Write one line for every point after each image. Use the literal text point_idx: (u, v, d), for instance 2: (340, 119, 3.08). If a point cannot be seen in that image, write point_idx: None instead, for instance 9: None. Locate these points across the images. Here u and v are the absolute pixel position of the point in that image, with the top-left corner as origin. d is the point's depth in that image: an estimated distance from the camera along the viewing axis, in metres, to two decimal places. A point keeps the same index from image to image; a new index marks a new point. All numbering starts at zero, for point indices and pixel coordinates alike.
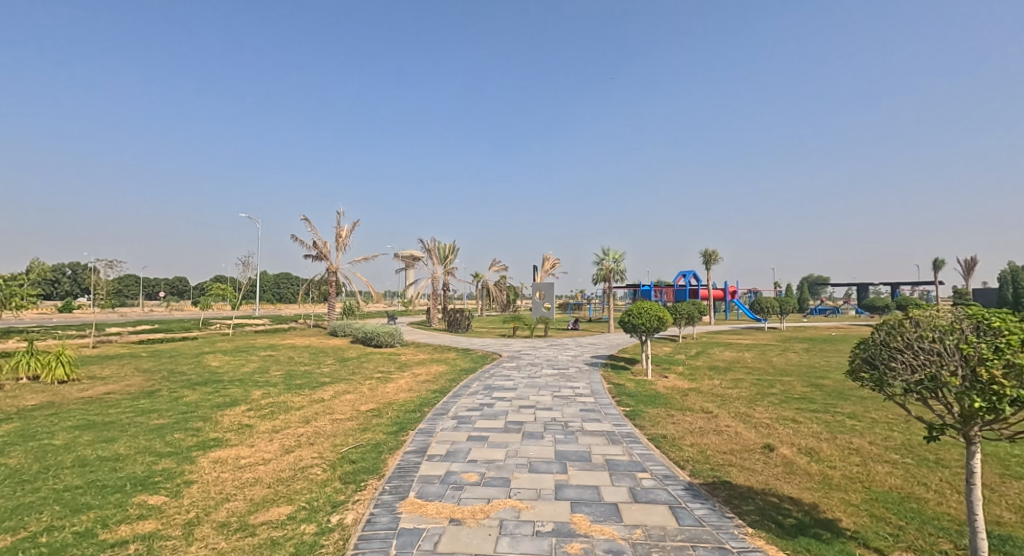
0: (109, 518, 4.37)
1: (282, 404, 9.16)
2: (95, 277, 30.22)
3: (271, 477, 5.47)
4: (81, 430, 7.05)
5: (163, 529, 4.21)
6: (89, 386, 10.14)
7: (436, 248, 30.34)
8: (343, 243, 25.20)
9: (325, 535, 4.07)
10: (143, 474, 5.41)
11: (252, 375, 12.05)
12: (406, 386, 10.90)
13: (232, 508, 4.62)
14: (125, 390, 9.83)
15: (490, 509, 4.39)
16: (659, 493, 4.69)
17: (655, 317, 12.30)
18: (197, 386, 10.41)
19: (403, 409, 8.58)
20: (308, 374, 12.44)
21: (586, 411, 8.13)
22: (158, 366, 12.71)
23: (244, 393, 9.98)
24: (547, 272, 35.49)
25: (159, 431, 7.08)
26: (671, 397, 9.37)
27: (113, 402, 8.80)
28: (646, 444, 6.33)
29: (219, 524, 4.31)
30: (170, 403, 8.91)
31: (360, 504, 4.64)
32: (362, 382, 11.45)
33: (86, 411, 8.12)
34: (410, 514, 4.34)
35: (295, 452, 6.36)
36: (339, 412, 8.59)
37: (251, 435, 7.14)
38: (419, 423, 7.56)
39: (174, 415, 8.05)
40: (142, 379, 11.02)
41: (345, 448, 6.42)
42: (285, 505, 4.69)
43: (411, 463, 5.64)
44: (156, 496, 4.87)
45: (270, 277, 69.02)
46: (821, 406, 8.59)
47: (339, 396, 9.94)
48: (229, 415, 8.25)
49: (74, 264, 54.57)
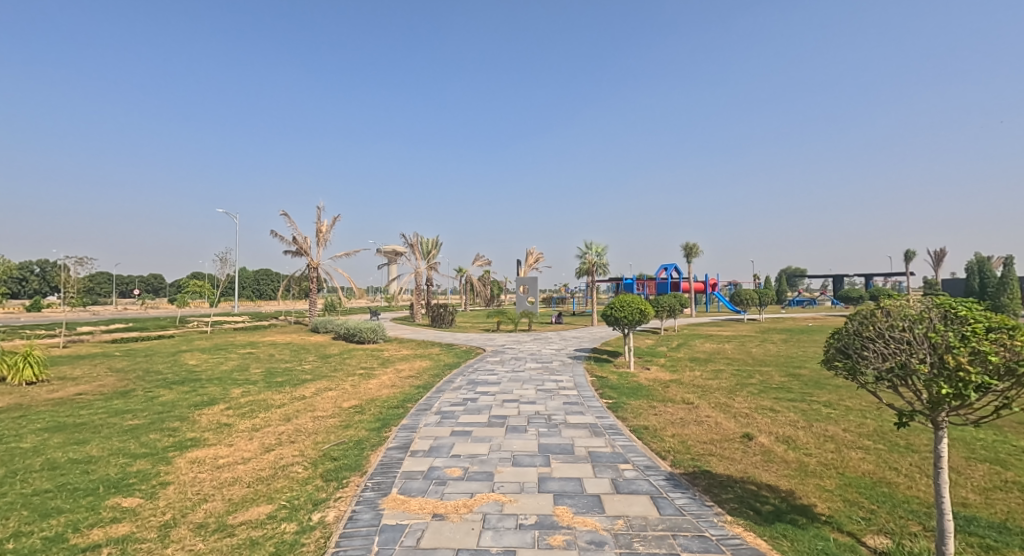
0: (81, 521, 4.25)
1: (261, 402, 9.00)
2: (65, 274, 29.25)
3: (251, 476, 5.38)
4: (51, 432, 6.84)
5: (138, 531, 4.12)
6: (60, 387, 9.86)
7: (418, 243, 30.14)
8: (324, 238, 24.89)
9: (306, 533, 4.03)
10: (118, 476, 5.28)
11: (231, 373, 11.85)
12: (389, 382, 10.86)
13: (210, 509, 4.53)
14: (98, 391, 9.56)
15: (474, 503, 4.40)
16: (642, 484, 4.75)
17: (638, 310, 12.36)
18: (173, 385, 10.19)
19: (386, 405, 8.54)
20: (290, 371, 12.31)
21: (569, 404, 8.18)
22: (133, 366, 12.39)
23: (222, 392, 9.78)
24: (531, 267, 35.62)
25: (133, 432, 6.91)
26: (653, 389, 9.49)
27: (84, 403, 8.53)
28: (628, 436, 6.38)
29: (196, 525, 4.23)
30: (144, 403, 8.68)
31: (341, 501, 4.60)
32: (344, 379, 11.35)
33: (55, 414, 7.86)
34: (392, 510, 4.31)
35: (275, 451, 6.26)
36: (319, 409, 8.48)
37: (229, 434, 7.02)
38: (403, 419, 7.52)
39: (149, 415, 7.87)
40: (116, 379, 10.76)
41: (328, 446, 6.35)
42: (266, 504, 4.63)
43: (394, 459, 5.62)
44: (131, 498, 4.76)
45: (249, 273, 67.91)
46: (798, 395, 8.80)
47: (321, 392, 9.84)
48: (207, 414, 8.08)
49: (43, 261, 52.64)
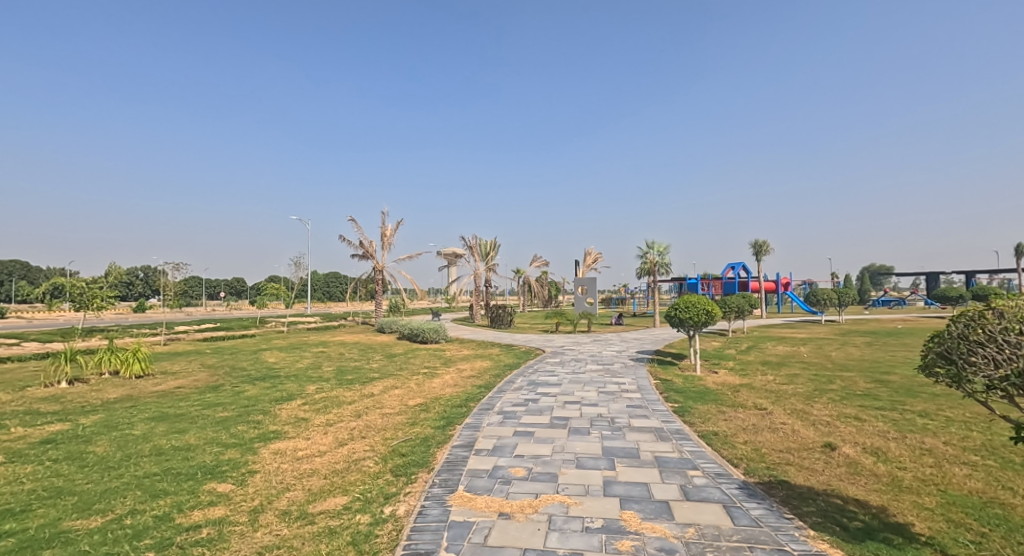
0: (183, 503, 4.68)
1: (334, 398, 9.51)
2: (165, 279, 32.38)
3: (328, 468, 5.70)
4: (156, 421, 7.56)
5: (232, 514, 4.48)
6: (162, 381, 10.92)
7: (477, 245, 30.67)
8: (388, 242, 25.92)
9: (379, 525, 4.21)
10: (212, 463, 5.76)
11: (306, 370, 12.62)
12: (451, 381, 11.12)
13: (293, 498, 4.85)
14: (193, 385, 10.49)
15: (539, 504, 4.41)
16: (713, 492, 4.56)
17: (703, 311, 11.89)
18: (256, 381, 10.98)
19: (450, 404, 8.75)
20: (359, 369, 12.92)
21: (632, 407, 8.01)
22: (222, 363, 13.48)
23: (299, 388, 10.42)
24: (589, 267, 35.26)
25: (224, 423, 7.52)
26: (721, 393, 9.10)
27: (182, 396, 9.38)
28: (697, 441, 6.16)
29: (281, 512, 4.53)
30: (232, 397, 9.43)
31: (411, 496, 4.77)
32: (409, 377, 11.75)
33: (158, 405, 8.69)
34: (459, 507, 4.42)
35: (348, 445, 6.60)
36: (387, 406, 8.82)
37: (307, 428, 7.47)
38: (466, 418, 7.67)
39: (237, 408, 8.54)
40: (208, 374, 11.75)
41: (396, 442, 6.61)
42: (341, 496, 4.88)
43: (459, 457, 5.75)
44: (224, 484, 5.17)
45: (320, 276, 71.92)
46: (887, 403, 8.11)
47: (388, 390, 10.24)
48: (287, 409, 8.65)
49: (145, 267, 58.52)
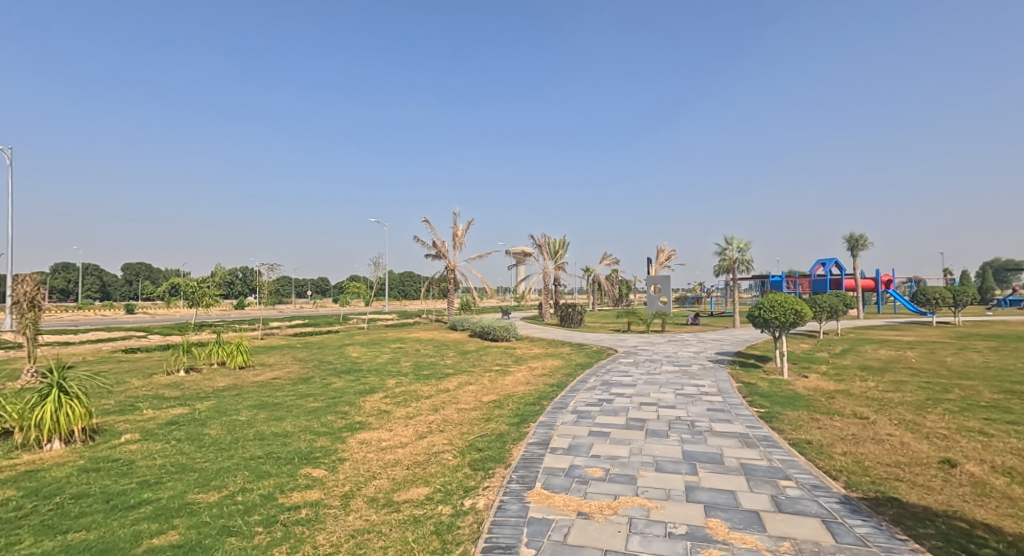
0: (285, 485, 5.09)
1: (413, 393, 9.91)
2: (261, 279, 35.43)
3: (409, 459, 5.95)
4: (258, 409, 8.28)
5: (326, 498, 4.80)
6: (261, 372, 11.96)
7: (546, 243, 30.69)
8: (460, 242, 26.62)
9: (460, 517, 4.33)
10: (307, 449, 6.22)
11: (386, 365, 13.27)
12: (523, 379, 11.19)
13: (379, 486, 5.11)
14: (287, 376, 11.38)
15: (618, 505, 4.34)
16: (809, 504, 4.26)
17: (791, 311, 11.09)
18: (341, 374, 11.71)
19: (523, 402, 8.82)
20: (434, 365, 13.37)
21: (714, 411, 7.64)
22: (311, 356, 14.52)
23: (380, 381, 10.97)
24: (663, 264, 34.12)
25: (316, 413, 8.09)
26: (814, 399, 8.45)
27: (278, 386, 10.21)
28: (787, 449, 5.77)
29: (370, 498, 4.79)
30: (321, 388, 10.12)
31: (489, 490, 4.86)
32: (482, 374, 11.98)
33: (258, 394, 9.51)
34: (537, 504, 4.45)
35: (428, 438, 6.85)
36: (462, 402, 9.05)
37: (389, 420, 7.84)
38: (540, 416, 7.70)
39: (326, 399, 9.15)
40: (299, 367, 12.70)
41: (473, 437, 6.76)
42: (423, 486, 5.08)
43: (535, 455, 5.79)
44: (318, 469, 5.56)
45: (396, 276, 75.26)
46: (1019, 417, 7.13)
47: (463, 386, 10.51)
48: (370, 401, 9.14)
49: (244, 268, 64.25)
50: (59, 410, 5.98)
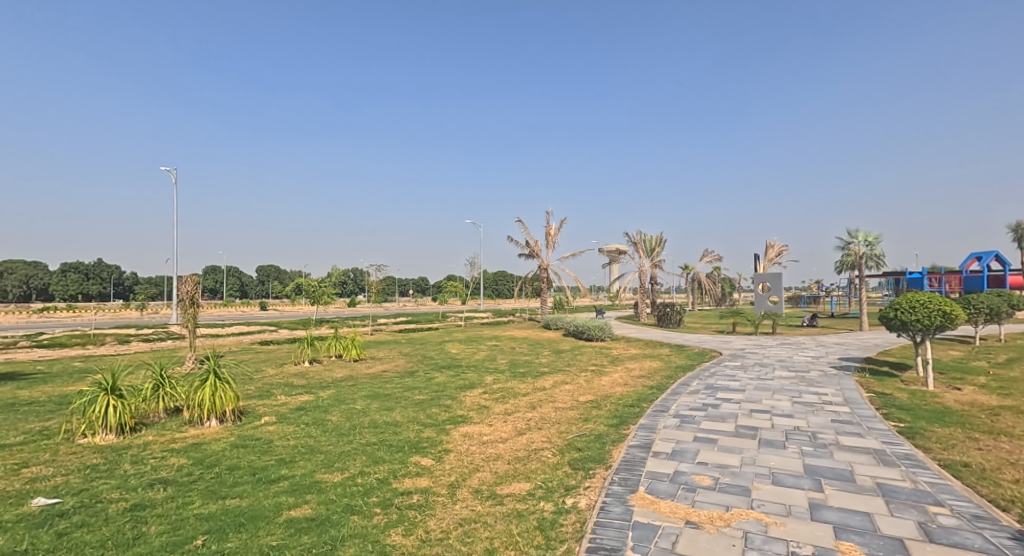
0: (397, 471, 5.44)
1: (510, 389, 10.10)
2: (369, 279, 38.34)
3: (510, 454, 6.07)
4: (371, 399, 8.94)
5: (434, 486, 5.05)
6: (372, 365, 12.91)
7: (642, 241, 29.69)
8: (553, 241, 26.66)
9: (563, 514, 4.32)
10: (415, 439, 6.59)
11: (484, 362, 13.66)
12: (621, 380, 10.91)
13: (483, 478, 5.27)
14: (395, 370, 12.16)
15: (731, 517, 4.06)
16: (969, 537, 3.67)
17: (939, 312, 9.62)
18: (443, 369, 12.26)
19: (622, 403, 8.59)
20: (530, 363, 13.52)
21: (840, 423, 6.88)
22: (415, 352, 15.38)
23: (479, 377, 11.32)
24: (773, 261, 31.49)
25: (421, 405, 8.54)
26: (968, 416, 7.28)
27: (387, 379, 10.95)
28: (937, 471, 5.02)
29: (475, 490, 4.96)
30: (425, 382, 10.68)
31: (590, 490, 4.80)
32: (578, 373, 11.89)
33: (371, 385, 10.28)
34: (641, 508, 4.31)
35: (527, 434, 6.93)
36: (559, 401, 9.04)
37: (489, 415, 8.06)
38: (640, 418, 7.45)
39: (430, 392, 9.62)
40: (405, 361, 13.51)
41: (571, 436, 6.73)
42: (525, 482, 5.14)
43: (637, 458, 5.61)
44: (427, 458, 5.87)
45: (490, 276, 77.33)
46: None
47: (559, 385, 10.51)
48: (470, 396, 9.47)
49: (355, 269, 69.84)
50: (215, 392, 6.93)
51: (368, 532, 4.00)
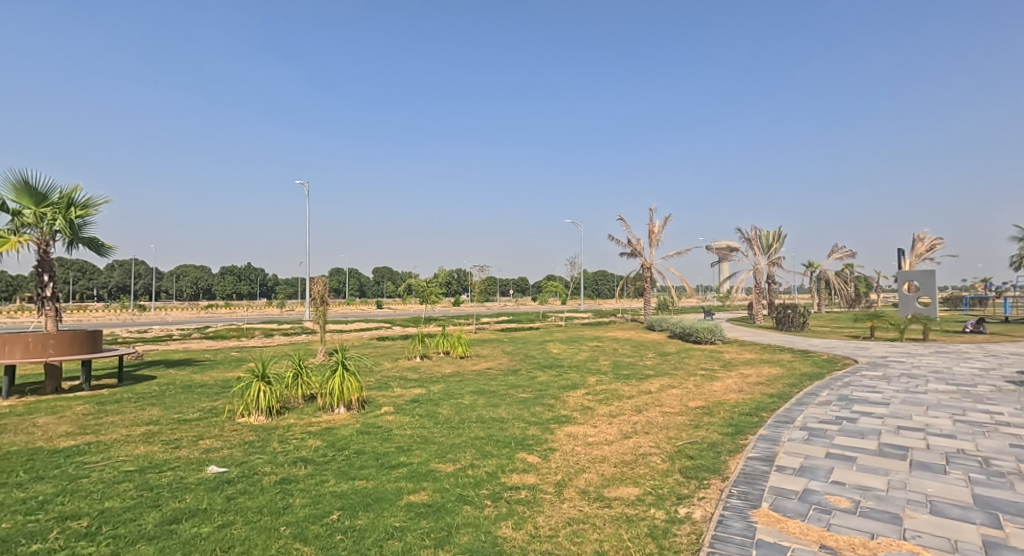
0: (505, 466, 5.60)
1: (614, 391, 9.91)
2: (473, 279, 39.86)
3: (617, 458, 5.95)
4: (478, 395, 9.29)
5: (541, 483, 5.12)
6: (477, 362, 13.40)
7: (758, 236, 27.46)
8: (657, 239, 25.67)
9: (676, 524, 4.15)
10: (521, 436, 6.72)
11: (586, 362, 13.54)
12: (735, 386, 10.18)
13: (589, 479, 5.23)
14: (499, 367, 12.50)
15: (877, 547, 3.61)
16: None
17: None
18: (545, 368, 12.36)
19: (737, 411, 8.02)
20: (634, 365, 13.14)
21: (1019, 449, 5.80)
22: (517, 350, 15.68)
23: (582, 378, 11.24)
24: (922, 257, 27.42)
25: (525, 403, 8.68)
26: None
27: (492, 376, 11.29)
28: None
29: (581, 490, 4.94)
30: (528, 380, 10.85)
31: (706, 501, 4.55)
32: (687, 378, 11.32)
33: (477, 381, 10.67)
34: (766, 526, 3.99)
35: (633, 438, 6.75)
36: (667, 405, 8.68)
37: (593, 416, 7.98)
38: (760, 429, 6.90)
39: (533, 391, 9.75)
40: (508, 360, 13.83)
41: (682, 443, 6.43)
42: (633, 487, 5.02)
43: (759, 471, 5.21)
44: (533, 455, 5.96)
45: (591, 275, 76.45)
46: None
47: (666, 389, 10.09)
48: (574, 396, 9.44)
49: (459, 270, 73.00)
50: (343, 382, 7.64)
51: (481, 522, 4.16)
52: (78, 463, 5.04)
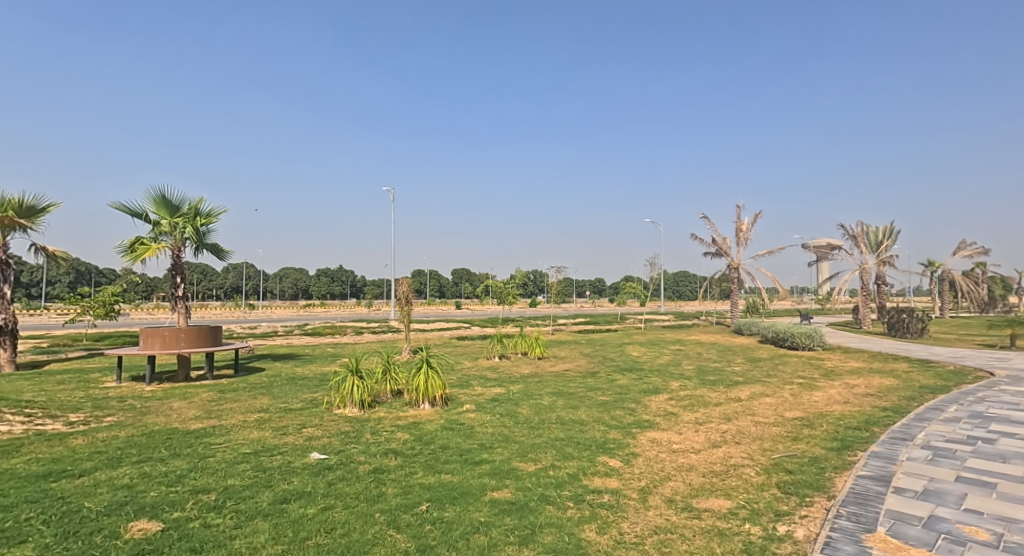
0: (586, 468, 5.54)
1: (700, 398, 9.45)
2: (550, 280, 39.87)
3: (705, 467, 5.68)
4: (556, 396, 9.27)
5: (624, 489, 5.01)
6: (555, 363, 13.37)
7: (865, 233, 24.95)
8: (745, 237, 24.19)
9: (775, 542, 3.88)
10: (602, 439, 6.62)
11: (668, 366, 13.05)
12: (839, 397, 9.32)
13: (676, 488, 5.03)
14: (577, 369, 12.39)
15: None
16: None
17: None
18: (625, 371, 12.08)
19: (843, 424, 7.33)
20: (721, 371, 12.46)
21: None
22: (595, 352, 15.46)
23: (664, 382, 10.85)
24: None
25: (605, 406, 8.53)
26: None
27: (571, 378, 11.22)
28: None
29: (668, 499, 4.77)
30: (607, 383, 10.65)
31: (809, 520, 4.21)
32: (782, 386, 10.53)
33: (555, 382, 10.65)
34: (884, 553, 3.62)
35: (723, 448, 6.40)
36: (760, 415, 8.13)
37: (677, 423, 7.67)
38: (871, 445, 6.26)
39: (613, 394, 9.56)
40: (586, 362, 13.67)
41: (778, 455, 5.99)
42: (724, 499, 4.76)
43: (872, 491, 4.73)
44: (614, 460, 5.85)
45: (671, 276, 73.62)
46: None
47: (758, 397, 9.45)
48: (656, 401, 9.13)
49: (536, 271, 73.40)
50: (427, 379, 7.98)
51: (564, 524, 4.15)
52: (206, 443, 5.70)
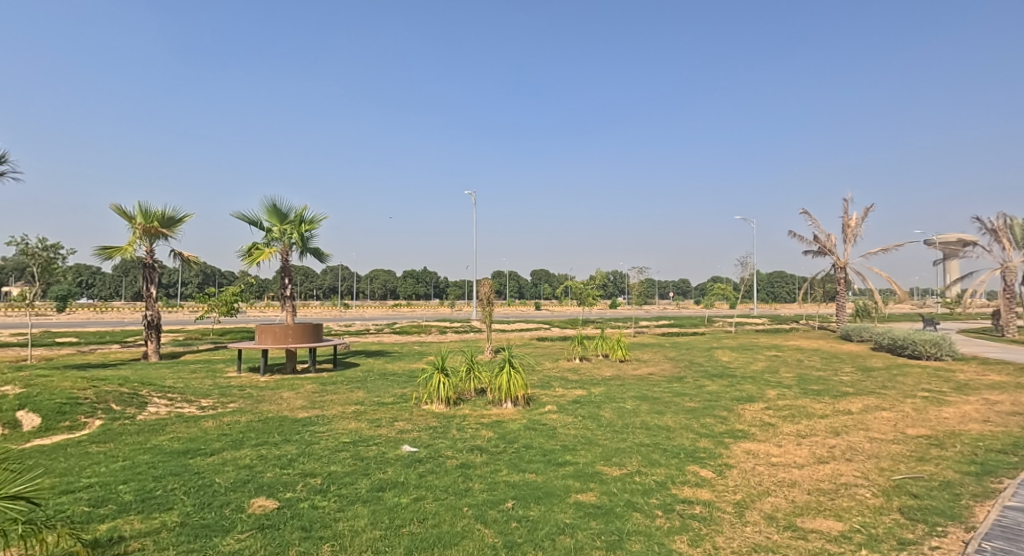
0: (675, 477, 5.31)
1: (801, 408, 8.71)
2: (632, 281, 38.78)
3: (810, 484, 5.21)
4: (640, 400, 8.98)
5: (718, 501, 4.74)
6: (638, 367, 12.98)
7: (1007, 227, 21.64)
8: (853, 234, 21.96)
9: None
10: (691, 448, 6.31)
11: (763, 373, 12.17)
12: (974, 414, 8.15)
13: (777, 505, 4.67)
14: (662, 374, 11.93)
15: None
16: None
17: None
18: (714, 377, 11.44)
19: (981, 446, 6.39)
20: (825, 380, 11.39)
21: None
22: (681, 356, 14.80)
23: (759, 390, 10.13)
24: None
25: (694, 413, 8.13)
26: None
27: (655, 382, 10.82)
28: None
29: (768, 515, 4.44)
30: (695, 389, 10.15)
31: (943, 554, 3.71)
32: (900, 399, 9.42)
33: (639, 386, 10.33)
34: None
35: (831, 464, 5.84)
36: (875, 430, 7.32)
37: (776, 434, 7.12)
38: (1019, 472, 5.40)
39: (702, 401, 9.08)
40: (671, 366, 13.12)
41: (900, 477, 5.35)
42: (835, 520, 4.33)
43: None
44: (706, 470, 5.55)
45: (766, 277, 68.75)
46: None
47: (871, 411, 8.53)
48: (750, 410, 8.54)
49: (617, 272, 71.90)
50: (510, 379, 8.09)
51: (653, 533, 4.01)
52: (311, 431, 6.20)
